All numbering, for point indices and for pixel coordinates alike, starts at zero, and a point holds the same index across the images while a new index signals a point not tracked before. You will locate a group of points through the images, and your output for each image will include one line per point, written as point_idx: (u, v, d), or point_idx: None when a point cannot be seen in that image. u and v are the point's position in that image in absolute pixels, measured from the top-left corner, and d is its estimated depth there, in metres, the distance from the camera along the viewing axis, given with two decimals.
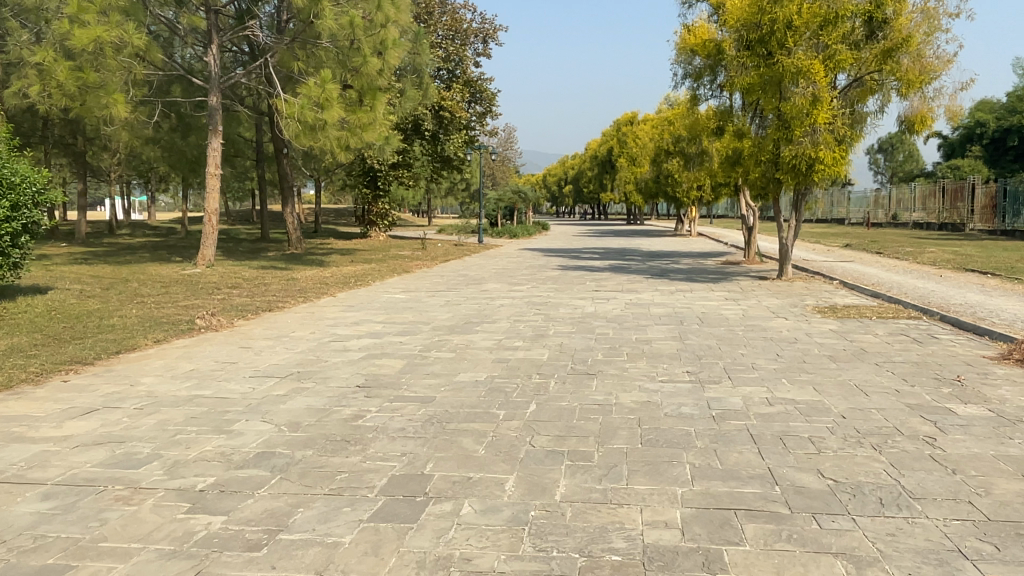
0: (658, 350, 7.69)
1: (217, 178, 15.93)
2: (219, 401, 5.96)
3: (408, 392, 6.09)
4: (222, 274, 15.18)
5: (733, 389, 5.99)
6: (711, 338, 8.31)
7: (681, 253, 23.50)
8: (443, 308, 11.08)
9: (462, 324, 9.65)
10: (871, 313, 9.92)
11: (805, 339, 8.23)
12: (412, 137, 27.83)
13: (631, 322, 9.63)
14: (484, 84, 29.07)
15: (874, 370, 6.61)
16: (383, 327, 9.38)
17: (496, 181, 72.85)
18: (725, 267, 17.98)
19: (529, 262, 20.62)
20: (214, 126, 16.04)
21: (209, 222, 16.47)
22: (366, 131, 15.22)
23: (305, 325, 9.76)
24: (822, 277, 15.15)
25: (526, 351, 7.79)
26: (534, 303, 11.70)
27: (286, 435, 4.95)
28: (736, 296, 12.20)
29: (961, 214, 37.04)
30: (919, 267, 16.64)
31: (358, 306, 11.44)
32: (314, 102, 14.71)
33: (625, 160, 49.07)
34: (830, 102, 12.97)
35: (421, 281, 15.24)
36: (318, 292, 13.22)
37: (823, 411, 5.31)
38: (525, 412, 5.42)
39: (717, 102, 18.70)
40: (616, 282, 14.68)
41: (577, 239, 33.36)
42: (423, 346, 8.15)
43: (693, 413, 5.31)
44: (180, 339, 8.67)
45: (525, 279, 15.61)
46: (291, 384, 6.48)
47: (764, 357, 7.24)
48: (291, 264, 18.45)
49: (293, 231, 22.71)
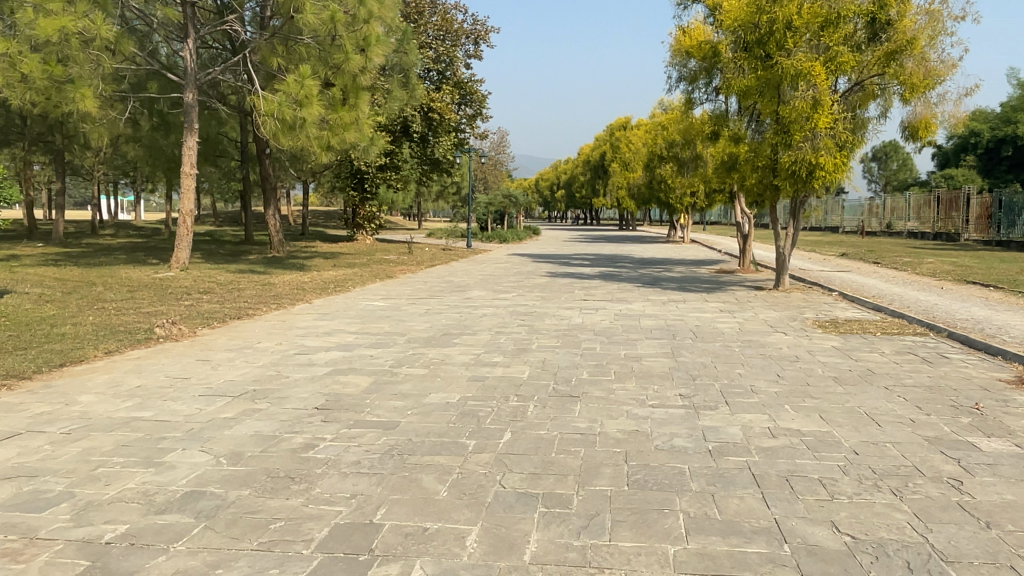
0: (647, 368, 7.10)
1: (192, 177, 15.31)
2: (158, 425, 5.33)
3: (371, 416, 5.48)
4: (195, 278, 14.53)
5: (731, 417, 5.41)
6: (705, 355, 7.72)
7: (674, 260, 22.99)
8: (422, 318, 10.47)
9: (440, 336, 9.04)
10: (874, 329, 9.36)
11: (806, 357, 7.65)
12: (400, 139, 27.41)
13: (621, 336, 9.04)
14: (474, 86, 28.57)
15: (884, 396, 6.03)
16: (355, 339, 8.76)
17: (488, 184, 72.26)
18: (719, 276, 17.43)
19: (517, 268, 20.01)
20: (191, 124, 15.41)
21: (184, 224, 15.84)
22: (348, 130, 14.66)
23: (272, 335, 9.12)
24: (819, 287, 14.60)
25: (505, 368, 7.18)
26: (519, 313, 11.10)
27: (222, 470, 4.34)
28: (731, 308, 11.64)
29: (955, 223, 36.66)
30: (919, 279, 16.11)
31: (332, 315, 10.82)
32: (292, 98, 14.08)
33: (618, 164, 48.48)
34: (831, 106, 12.44)
35: (403, 288, 14.63)
36: (294, 298, 12.59)
37: (832, 446, 4.73)
38: (498, 442, 4.81)
39: (712, 106, 18.25)
40: (607, 291, 14.11)
41: (568, 245, 32.80)
42: (396, 360, 7.53)
43: (687, 446, 4.72)
44: (133, 351, 8.03)
45: (511, 286, 15.00)
46: (242, 405, 5.87)
47: (764, 378, 6.67)
48: (270, 267, 17.78)
49: (276, 233, 22.01)
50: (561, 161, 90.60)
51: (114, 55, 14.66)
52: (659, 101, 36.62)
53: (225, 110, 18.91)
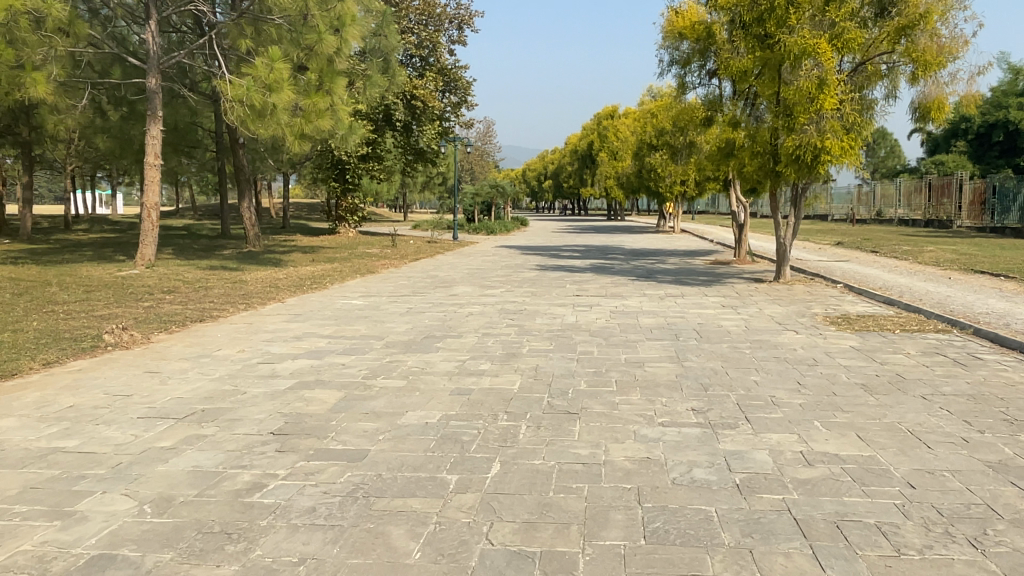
0: (652, 376, 6.31)
1: (156, 169, 14.38)
2: (80, 459, 4.49)
3: (335, 443, 4.65)
4: (161, 276, 13.62)
5: (755, 438, 4.64)
6: (714, 359, 6.95)
7: (666, 251, 22.26)
8: (402, 319, 9.67)
9: (420, 339, 8.24)
10: (891, 326, 8.63)
11: (827, 360, 6.89)
12: (383, 128, 26.49)
13: (618, 336, 8.27)
14: (458, 73, 27.62)
15: (924, 408, 5.28)
16: (327, 345, 7.93)
17: (474, 175, 71.31)
18: (714, 267, 16.71)
19: (505, 261, 19.16)
20: (155, 112, 14.47)
21: (149, 218, 14.92)
22: (322, 117, 13.76)
23: (236, 340, 8.28)
24: (823, 279, 13.87)
25: (493, 377, 6.38)
26: (508, 311, 10.30)
27: (144, 525, 3.53)
28: (734, 303, 10.90)
29: (947, 210, 36.14)
30: (924, 268, 15.43)
31: (305, 316, 9.96)
32: (261, 83, 13.14)
33: (605, 155, 47.36)
34: (837, 86, 11.69)
35: (383, 284, 13.82)
36: (265, 297, 11.75)
37: (881, 479, 3.96)
38: (485, 478, 4.01)
39: (705, 90, 17.46)
40: (599, 285, 13.33)
41: (557, 236, 32.02)
42: (370, 370, 6.70)
43: (712, 480, 3.94)
44: (75, 362, 7.16)
45: (498, 281, 14.17)
46: (186, 431, 5.02)
47: (784, 387, 5.91)
48: (244, 263, 16.86)
49: (252, 227, 21.08)
50: (547, 151, 89.48)
51: (69, 37, 13.66)
52: (649, 88, 36.13)
53: (194, 98, 17.88)
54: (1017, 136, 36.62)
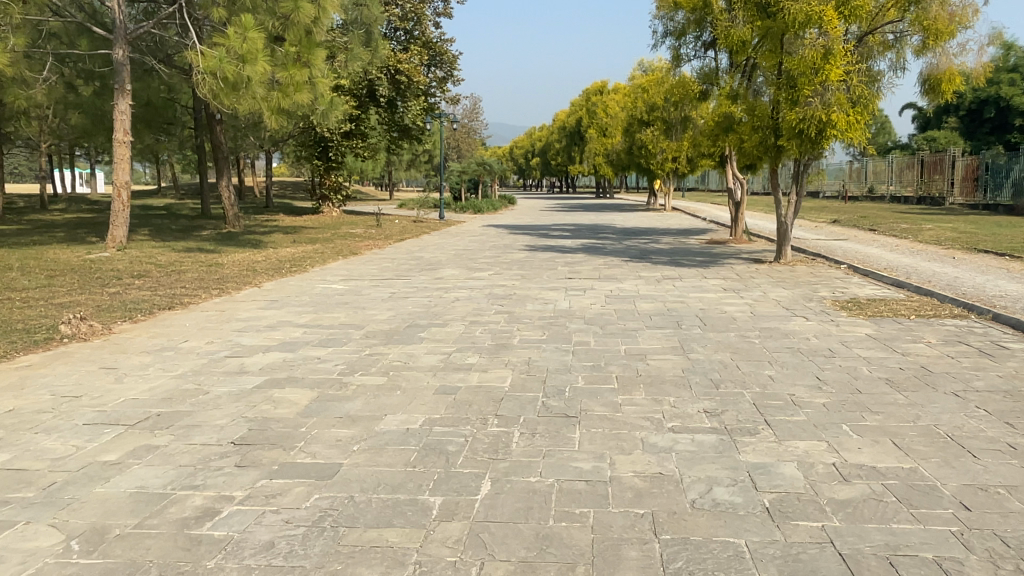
0: (657, 371, 5.77)
1: (125, 146, 13.63)
2: (8, 478, 3.90)
3: (303, 455, 4.09)
4: (132, 259, 12.94)
5: (779, 448, 4.11)
6: (722, 351, 6.41)
7: (658, 230, 21.73)
8: (385, 305, 9.09)
9: (404, 328, 7.67)
10: (904, 311, 8.12)
11: (843, 351, 6.38)
12: (367, 104, 25.74)
13: (616, 324, 7.73)
14: (444, 46, 26.83)
15: (959, 408, 4.77)
16: (303, 335, 7.33)
17: (461, 152, 70.43)
18: (709, 247, 16.21)
19: (493, 241, 18.56)
20: (123, 85, 13.69)
21: (119, 197, 14.19)
22: (300, 91, 13.13)
23: (205, 331, 7.66)
24: (823, 259, 13.35)
25: (481, 373, 5.82)
26: (497, 296, 9.73)
27: (66, 568, 2.95)
28: (735, 286, 10.37)
29: (939, 187, 35.76)
30: (926, 248, 14.97)
31: (281, 303, 9.35)
32: (234, 54, 12.33)
33: (594, 131, 46.55)
34: (845, 55, 11.09)
35: (367, 266, 13.23)
36: (240, 282, 11.13)
37: (930, 498, 3.45)
38: (474, 501, 3.47)
39: (701, 63, 16.87)
40: (592, 266, 12.80)
41: (546, 215, 31.39)
42: (348, 365, 6.12)
43: (737, 504, 3.41)
44: (25, 357, 6.53)
45: (487, 263, 13.58)
46: (136, 441, 4.43)
47: (802, 383, 5.40)
48: (222, 245, 16.21)
49: (230, 207, 20.36)
50: (535, 128, 88.44)
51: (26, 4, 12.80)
52: (639, 62, 35.46)
53: (167, 71, 17.04)
54: (1008, 112, 36.00)
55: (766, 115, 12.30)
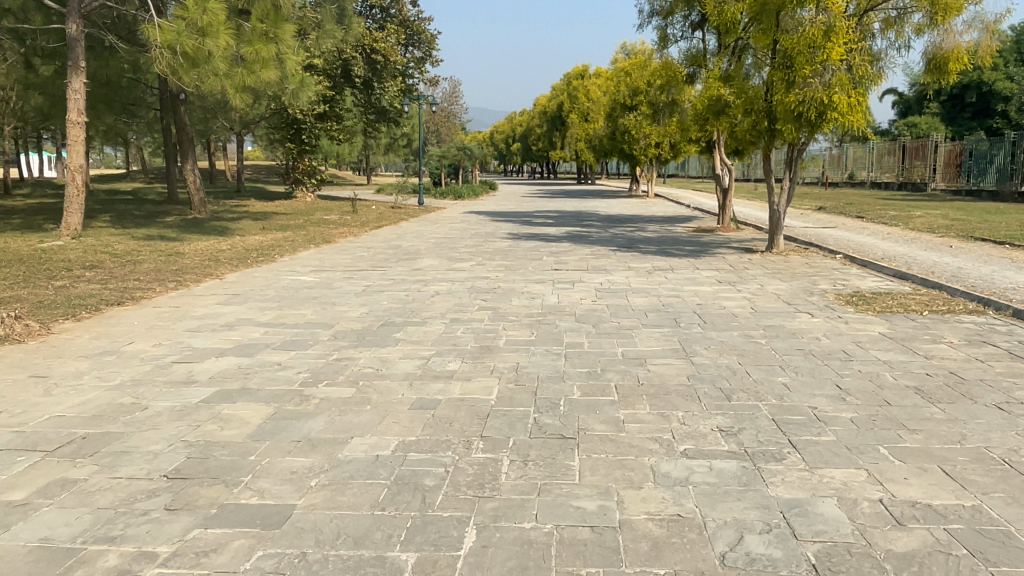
0: (660, 380, 5.13)
1: (79, 128, 12.70)
2: None
3: (249, 495, 3.41)
4: (86, 249, 12.07)
5: (813, 480, 3.50)
6: (729, 354, 5.79)
7: (643, 217, 21.15)
8: (357, 300, 8.40)
9: (376, 328, 6.97)
10: (916, 307, 7.55)
11: (861, 353, 5.79)
12: (341, 85, 24.83)
13: (609, 322, 7.09)
14: (422, 25, 25.94)
15: (1008, 425, 4.18)
16: (263, 336, 6.60)
17: (441, 137, 69.44)
18: (697, 235, 15.66)
19: (473, 229, 17.84)
20: (76, 62, 12.72)
21: (74, 182, 13.27)
22: (266, 68, 12.41)
23: (154, 331, 6.90)
24: (817, 248, 12.81)
25: (463, 382, 5.15)
26: (479, 290, 9.06)
27: None
28: (730, 278, 9.79)
29: (921, 172, 35.50)
30: (919, 236, 14.50)
31: (243, 297, 8.60)
32: (193, 26, 11.44)
33: (576, 116, 45.74)
34: (848, 32, 10.49)
35: (340, 256, 12.47)
36: (201, 273, 10.34)
37: (1010, 552, 2.84)
38: (453, 559, 2.81)
39: (689, 44, 16.31)
40: (578, 257, 12.16)
41: (527, 201, 30.71)
42: (311, 373, 5.42)
43: (778, 560, 2.79)
44: None
45: (468, 252, 12.89)
46: (50, 473, 3.72)
47: (825, 393, 4.79)
48: (186, 232, 15.36)
49: (197, 192, 19.44)
50: (516, 112, 87.50)
51: None
52: (622, 44, 34.83)
53: (128, 48, 16.12)
54: (990, 97, 35.81)
55: (759, 98, 11.68)
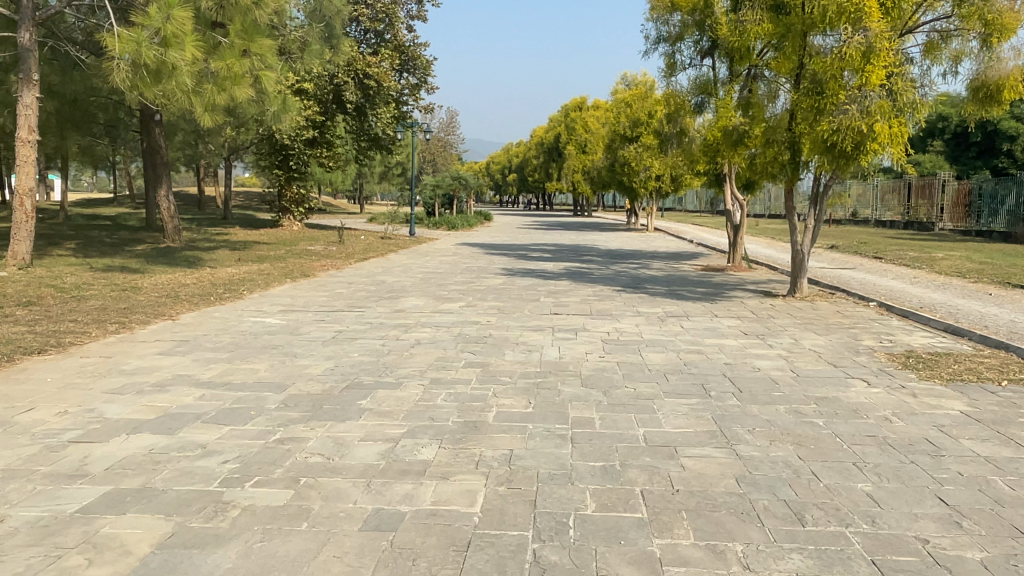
0: (703, 486, 3.83)
1: (30, 147, 11.49)
2: None
3: None
4: (30, 281, 10.80)
5: None
6: (783, 443, 4.52)
7: (646, 253, 19.95)
8: (323, 351, 7.10)
9: (338, 392, 5.66)
10: (989, 374, 6.29)
11: (950, 443, 4.53)
12: (333, 111, 23.91)
13: (623, 389, 5.81)
14: (417, 50, 24.96)
15: None
16: (196, 403, 5.29)
17: (437, 166, 68.56)
18: (706, 275, 14.50)
19: (466, 262, 16.63)
20: (28, 74, 11.58)
21: (24, 207, 12.06)
22: (239, 86, 11.36)
23: (67, 392, 5.60)
24: (844, 293, 11.59)
25: (438, 483, 3.85)
26: (467, 339, 7.80)
27: None
28: (756, 329, 8.54)
29: (927, 211, 34.46)
30: (951, 281, 13.31)
31: (191, 345, 7.31)
32: (156, 37, 10.29)
33: (572, 147, 44.82)
34: (890, 55, 9.41)
35: (315, 293, 11.19)
36: (152, 312, 9.05)
37: None
38: None
39: (700, 73, 15.31)
40: (581, 298, 10.93)
41: (524, 234, 29.52)
42: (240, 463, 4.12)
43: None
44: None
45: (458, 291, 11.66)
46: None
47: (932, 516, 3.50)
48: (151, 263, 14.06)
49: (169, 219, 18.17)
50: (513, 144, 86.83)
51: None
52: (624, 75, 34.05)
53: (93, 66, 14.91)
54: (995, 136, 34.93)
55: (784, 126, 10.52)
